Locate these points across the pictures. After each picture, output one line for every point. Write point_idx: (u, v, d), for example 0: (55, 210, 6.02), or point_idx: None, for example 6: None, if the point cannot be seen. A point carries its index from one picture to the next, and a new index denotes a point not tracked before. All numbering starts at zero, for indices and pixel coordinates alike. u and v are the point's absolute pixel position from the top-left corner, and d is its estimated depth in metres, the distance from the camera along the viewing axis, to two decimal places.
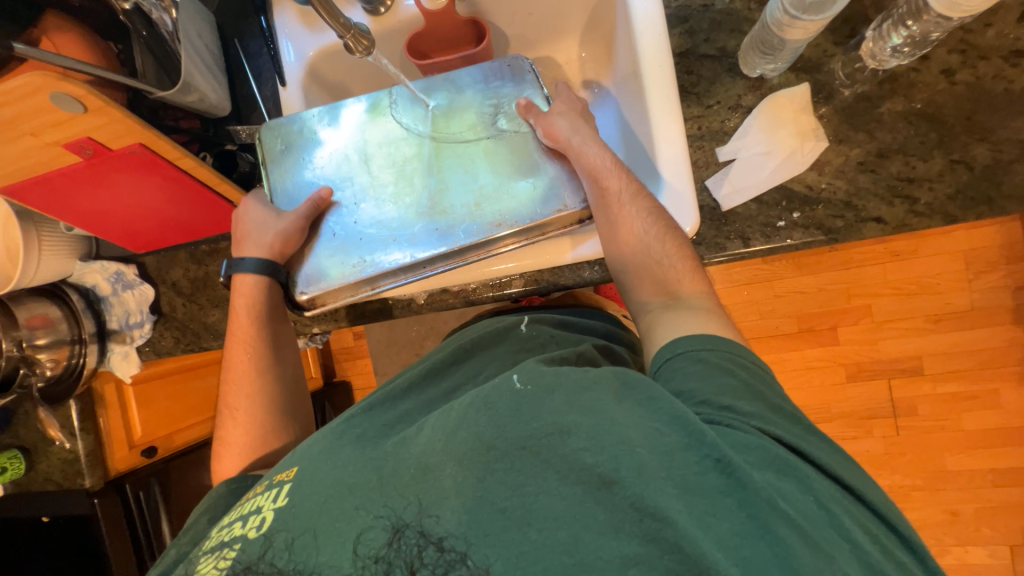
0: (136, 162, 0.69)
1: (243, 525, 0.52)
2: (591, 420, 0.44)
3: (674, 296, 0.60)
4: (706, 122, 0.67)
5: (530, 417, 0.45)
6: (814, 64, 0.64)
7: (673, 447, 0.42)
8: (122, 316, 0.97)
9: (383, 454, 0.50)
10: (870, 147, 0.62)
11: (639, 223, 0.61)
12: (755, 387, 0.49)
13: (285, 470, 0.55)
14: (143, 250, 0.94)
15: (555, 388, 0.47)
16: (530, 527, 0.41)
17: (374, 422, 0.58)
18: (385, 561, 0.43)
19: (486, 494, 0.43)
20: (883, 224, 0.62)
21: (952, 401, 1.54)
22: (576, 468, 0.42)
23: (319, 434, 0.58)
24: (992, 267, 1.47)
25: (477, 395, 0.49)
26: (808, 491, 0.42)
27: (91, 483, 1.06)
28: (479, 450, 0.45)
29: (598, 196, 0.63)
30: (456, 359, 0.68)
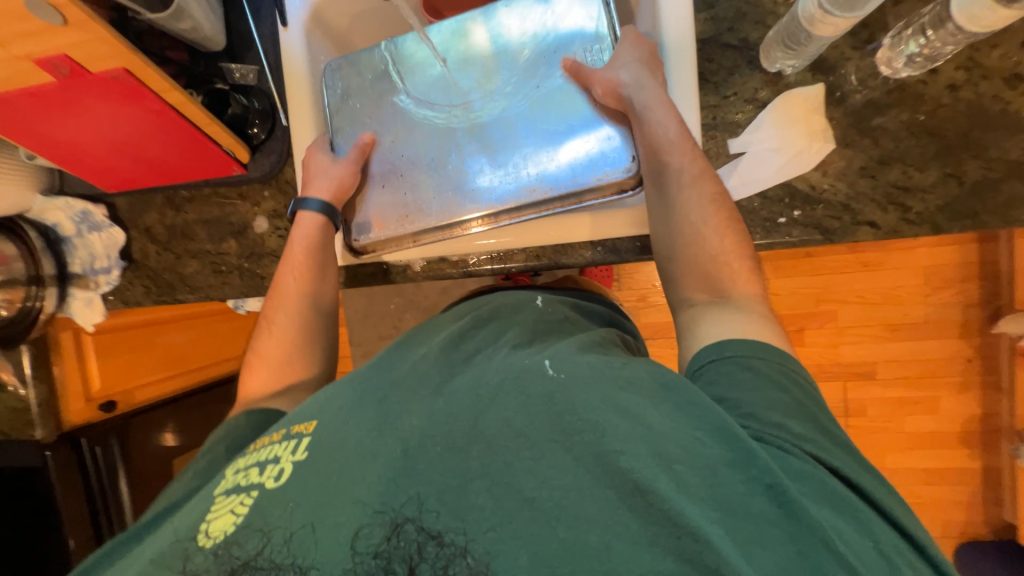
0: (115, 90, 0.63)
1: (260, 471, 0.51)
2: (629, 423, 0.45)
3: (721, 291, 0.60)
4: (722, 113, 0.68)
5: (564, 408, 0.47)
6: (829, 65, 0.65)
7: (719, 462, 0.43)
8: (87, 260, 0.90)
9: (409, 427, 0.49)
10: (873, 153, 0.64)
11: (697, 210, 0.62)
12: (804, 406, 0.49)
13: (305, 421, 0.55)
14: (115, 190, 0.87)
15: (589, 380, 0.49)
16: (559, 524, 0.41)
17: (401, 383, 0.55)
18: (384, 556, 0.42)
19: (512, 480, 0.43)
20: (876, 229, 0.65)
21: (898, 405, 1.65)
22: (611, 471, 0.43)
23: (337, 387, 0.58)
24: (948, 284, 1.56)
25: (508, 375, 0.51)
26: (867, 535, 0.42)
27: (42, 435, 1.00)
28: (509, 437, 0.45)
29: (663, 168, 0.64)
30: (475, 325, 0.65)
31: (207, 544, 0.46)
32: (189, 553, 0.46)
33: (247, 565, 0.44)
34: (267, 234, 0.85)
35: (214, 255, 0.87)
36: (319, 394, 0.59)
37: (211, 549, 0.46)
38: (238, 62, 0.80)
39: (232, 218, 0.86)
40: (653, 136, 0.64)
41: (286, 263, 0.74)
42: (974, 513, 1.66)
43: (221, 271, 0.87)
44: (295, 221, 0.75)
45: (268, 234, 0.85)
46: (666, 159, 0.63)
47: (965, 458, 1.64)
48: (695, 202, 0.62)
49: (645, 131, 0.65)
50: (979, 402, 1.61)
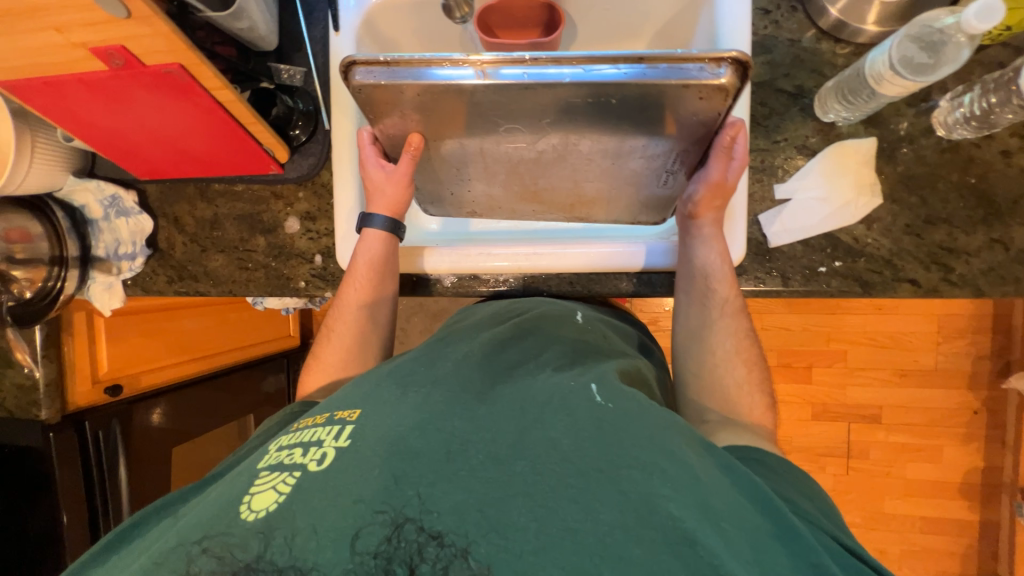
0: (169, 85, 0.63)
1: (304, 452, 0.49)
2: (676, 467, 0.43)
3: (731, 413, 0.59)
4: (770, 157, 0.68)
5: (612, 442, 0.44)
6: (883, 119, 0.64)
7: (761, 530, 0.42)
8: (111, 245, 0.89)
9: (452, 430, 0.46)
10: (920, 212, 0.64)
11: (729, 341, 0.63)
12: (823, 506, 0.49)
13: (348, 408, 0.53)
14: (146, 178, 0.86)
15: (634, 415, 0.47)
16: (603, 562, 0.38)
17: (465, 377, 0.54)
18: (384, 557, 0.39)
19: (555, 507, 0.40)
20: (917, 287, 0.64)
21: (901, 451, 1.64)
22: (657, 514, 0.40)
23: (379, 381, 0.56)
24: (960, 335, 1.56)
25: (554, 396, 0.50)
26: None
27: (47, 416, 1.00)
28: (554, 460, 0.43)
29: (700, 289, 0.65)
30: (517, 335, 0.65)
31: (245, 517, 0.43)
32: (192, 556, 0.42)
33: (251, 566, 0.40)
34: (298, 235, 0.84)
35: (241, 251, 0.87)
36: (353, 383, 0.58)
37: (251, 522, 0.42)
38: (285, 62, 0.81)
39: (264, 216, 0.86)
40: (696, 261, 0.65)
41: (345, 287, 0.74)
42: (967, 566, 1.65)
43: (247, 267, 0.86)
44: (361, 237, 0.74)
45: (298, 235, 0.84)
46: (714, 285, 0.65)
47: (963, 509, 1.63)
48: (728, 331, 0.63)
49: (690, 251, 0.66)
50: (982, 455, 1.61)
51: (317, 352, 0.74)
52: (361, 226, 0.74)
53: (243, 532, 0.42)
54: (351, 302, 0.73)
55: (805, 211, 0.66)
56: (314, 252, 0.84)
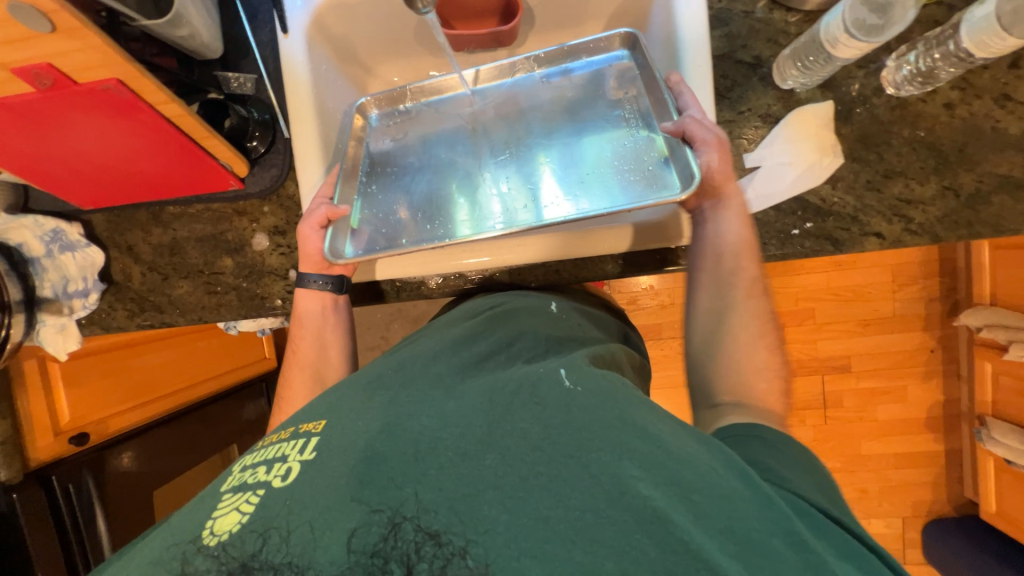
0: (107, 103, 0.58)
1: (267, 470, 0.46)
2: (645, 445, 0.42)
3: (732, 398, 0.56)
4: (736, 128, 0.70)
5: (581, 423, 0.44)
6: (837, 82, 0.67)
7: (736, 495, 0.40)
8: (59, 283, 0.82)
9: (419, 429, 0.45)
10: (878, 167, 0.68)
11: (748, 325, 0.59)
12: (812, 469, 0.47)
13: (314, 420, 0.51)
14: (90, 207, 0.80)
15: (605, 395, 0.47)
16: (574, 546, 0.37)
17: (419, 382, 0.53)
18: (382, 556, 0.38)
19: (527, 497, 0.40)
20: (882, 239, 0.68)
21: (871, 395, 1.75)
22: (627, 494, 0.39)
23: (348, 390, 0.54)
24: (912, 281, 1.68)
25: (523, 383, 0.49)
26: None
27: (8, 476, 0.90)
28: (524, 450, 0.42)
29: (722, 269, 0.62)
30: (488, 327, 0.64)
31: (209, 543, 0.41)
32: (188, 555, 0.42)
33: (248, 565, 0.40)
34: (268, 252, 0.80)
35: (207, 274, 0.82)
36: (322, 396, 0.55)
37: (213, 548, 0.41)
38: (233, 70, 0.76)
39: (228, 235, 0.81)
40: (717, 237, 0.63)
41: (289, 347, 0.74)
42: (940, 493, 1.78)
43: (215, 291, 0.82)
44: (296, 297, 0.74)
45: (268, 251, 0.80)
46: (739, 262, 0.62)
47: (931, 441, 1.76)
48: (746, 314, 0.60)
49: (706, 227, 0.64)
50: (942, 389, 1.73)
51: (273, 423, 0.71)
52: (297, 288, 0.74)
53: (212, 553, 0.41)
54: (297, 361, 0.73)
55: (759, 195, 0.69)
56: (286, 267, 0.80)
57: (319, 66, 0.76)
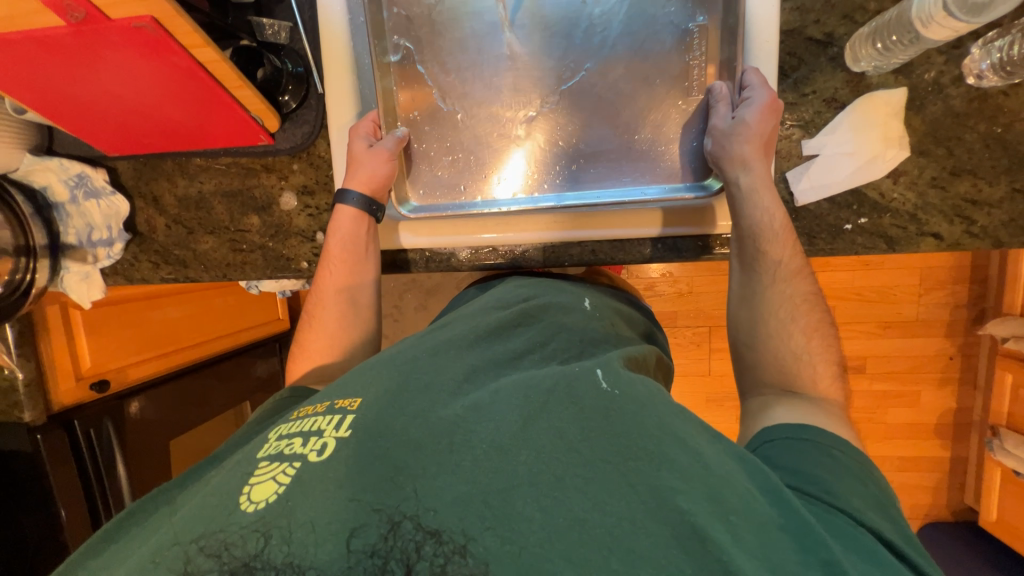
0: (140, 42, 0.55)
1: (303, 442, 0.46)
2: (685, 457, 0.41)
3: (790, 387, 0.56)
4: (797, 112, 0.65)
5: (621, 429, 0.43)
6: (914, 67, 0.62)
7: (772, 523, 0.40)
8: (84, 231, 0.81)
9: (454, 417, 0.45)
10: (947, 164, 0.63)
11: (785, 309, 0.59)
12: (874, 491, 0.45)
13: (349, 396, 0.49)
14: (115, 154, 0.77)
15: (644, 400, 0.46)
16: (611, 554, 0.36)
17: (452, 370, 0.52)
18: (381, 556, 0.37)
19: (562, 497, 0.39)
20: (939, 240, 0.65)
21: (883, 397, 1.74)
22: (665, 508, 0.38)
23: (380, 366, 0.53)
24: (941, 286, 1.63)
25: (559, 381, 0.48)
26: None
27: (32, 416, 0.94)
28: (560, 450, 0.41)
29: (749, 253, 0.62)
30: (521, 321, 0.63)
31: (246, 509, 0.41)
32: (191, 555, 0.39)
33: (248, 566, 0.38)
34: (295, 212, 0.79)
35: (233, 232, 0.80)
36: (357, 369, 0.54)
37: (249, 515, 0.40)
38: (266, 16, 0.72)
39: (255, 192, 0.79)
40: (744, 221, 0.61)
41: (323, 267, 0.71)
42: (939, 498, 1.79)
43: (240, 249, 0.80)
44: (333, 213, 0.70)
45: (296, 212, 0.78)
46: (764, 248, 0.61)
47: (937, 447, 1.76)
48: (784, 298, 0.59)
49: (739, 210, 0.62)
50: (956, 397, 1.72)
51: (301, 340, 0.71)
52: (335, 204, 0.70)
53: (239, 525, 0.40)
54: (331, 284, 0.70)
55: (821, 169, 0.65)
56: (314, 229, 0.78)
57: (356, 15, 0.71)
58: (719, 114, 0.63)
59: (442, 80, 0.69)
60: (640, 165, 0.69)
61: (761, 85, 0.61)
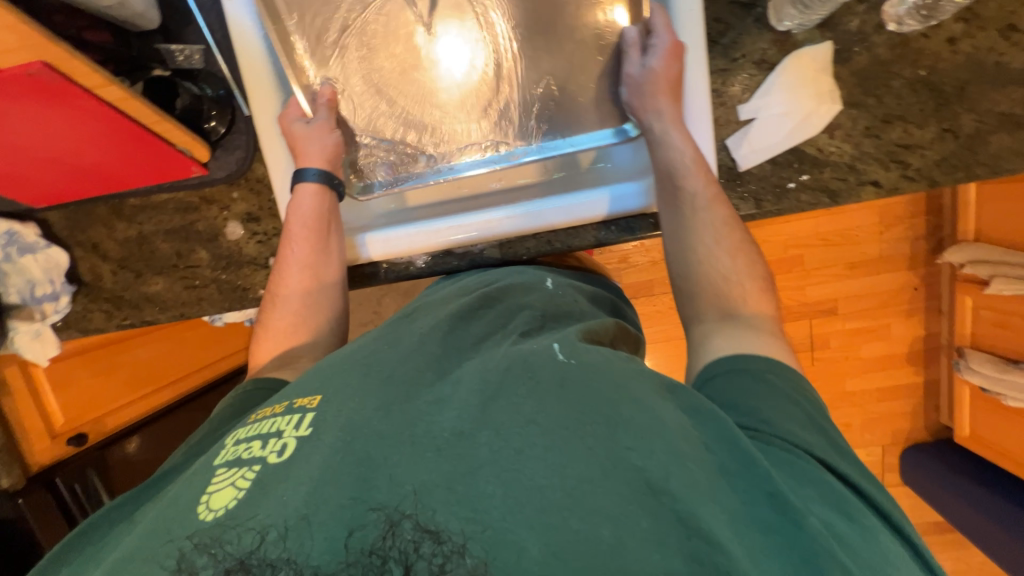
0: (39, 90, 0.51)
1: (261, 446, 0.46)
2: (642, 415, 0.42)
3: (734, 311, 0.56)
4: (728, 78, 0.66)
5: (577, 393, 0.43)
6: (836, 20, 0.63)
7: (716, 463, 0.41)
8: (24, 288, 0.77)
9: (413, 413, 0.44)
10: (878, 112, 0.65)
11: (708, 234, 0.59)
12: (814, 417, 0.47)
13: (307, 395, 0.49)
14: (42, 205, 0.74)
15: (599, 366, 0.47)
16: (570, 514, 0.36)
17: (409, 366, 0.50)
18: (380, 555, 0.36)
19: (522, 468, 0.38)
20: (879, 187, 0.66)
21: (856, 334, 1.81)
22: (621, 466, 0.39)
23: (340, 363, 0.53)
24: (899, 221, 1.68)
25: (515, 361, 0.48)
26: (874, 545, 0.39)
27: (10, 483, 0.92)
28: (519, 424, 0.41)
29: (674, 185, 0.62)
30: (482, 303, 0.63)
31: (204, 517, 0.41)
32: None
33: (245, 562, 0.37)
34: (244, 240, 0.77)
35: (183, 269, 0.78)
36: (315, 369, 0.54)
37: (208, 522, 0.40)
38: (177, 42, 0.68)
39: (199, 226, 0.76)
40: (662, 158, 0.64)
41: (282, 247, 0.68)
42: (917, 421, 1.88)
43: (194, 286, 0.78)
44: (294, 194, 0.68)
45: (245, 240, 0.76)
46: (681, 181, 0.62)
47: (911, 374, 1.84)
48: (710, 226, 0.60)
49: (654, 152, 0.65)
50: (923, 324, 1.79)
51: (262, 318, 0.68)
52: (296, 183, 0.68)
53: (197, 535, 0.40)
54: (296, 262, 0.68)
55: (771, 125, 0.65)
56: (266, 255, 0.76)
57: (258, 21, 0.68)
58: (632, 62, 0.66)
59: (376, 76, 0.74)
60: (569, 116, 0.72)
61: (665, 29, 0.63)
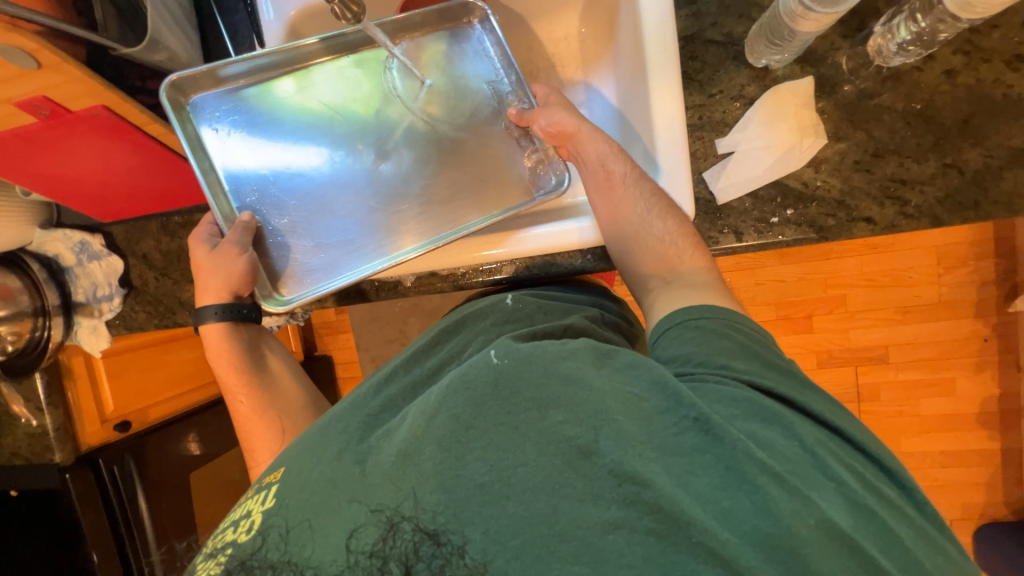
0: (98, 128, 0.64)
1: (234, 529, 0.49)
2: (570, 388, 0.45)
3: (672, 272, 0.58)
4: (707, 112, 0.66)
5: (508, 392, 0.46)
6: (818, 56, 0.63)
7: (650, 409, 0.44)
8: (90, 289, 0.92)
9: (369, 448, 0.49)
10: (868, 145, 0.62)
11: (640, 205, 0.61)
12: (747, 342, 0.49)
13: (274, 470, 0.53)
14: (110, 218, 0.89)
15: (529, 357, 0.48)
16: (508, 500, 0.41)
17: (357, 415, 0.55)
18: (381, 556, 0.41)
19: (463, 472, 0.42)
20: (872, 225, 0.62)
21: (912, 387, 1.61)
22: (556, 440, 0.42)
23: (303, 433, 0.56)
24: (963, 263, 1.51)
25: (454, 374, 0.50)
26: (793, 437, 0.43)
27: (61, 458, 1.03)
28: (460, 430, 0.44)
29: (611, 177, 0.63)
30: (440, 340, 0.67)
31: None
32: None
33: (253, 562, 0.45)
34: None
35: None
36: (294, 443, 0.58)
37: None
38: None
39: None
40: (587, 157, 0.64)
41: (234, 401, 0.72)
42: (993, 494, 1.62)
43: None
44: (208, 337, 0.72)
45: None
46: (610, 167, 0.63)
47: (984, 439, 1.60)
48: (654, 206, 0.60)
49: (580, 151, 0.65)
50: (997, 381, 1.57)
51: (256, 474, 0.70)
52: (200, 325, 0.71)
53: None
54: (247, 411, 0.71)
55: (745, 161, 0.64)
56: None
57: (260, 63, 0.70)
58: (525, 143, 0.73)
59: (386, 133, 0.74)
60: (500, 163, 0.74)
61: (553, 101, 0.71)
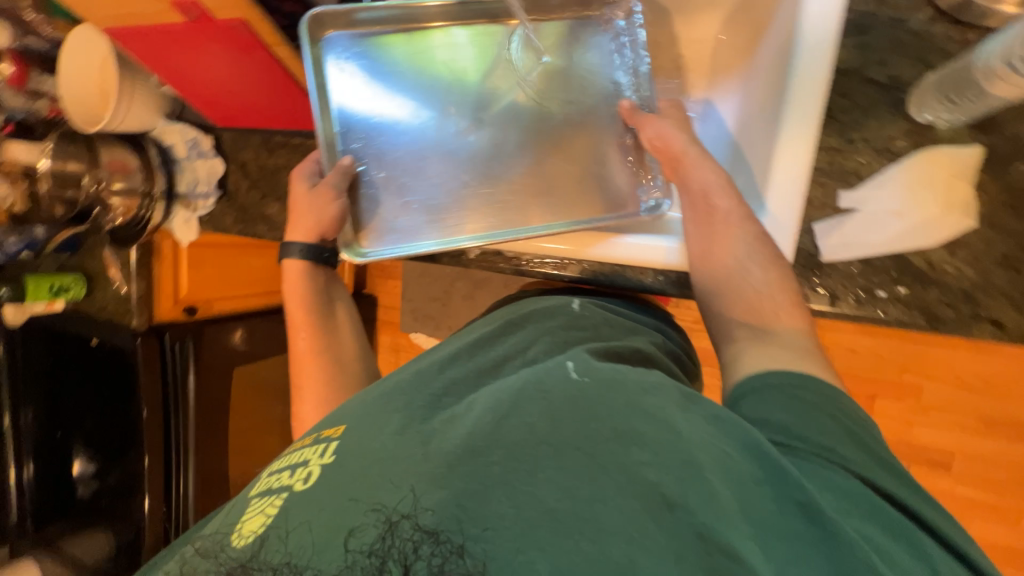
0: (235, 40, 0.67)
1: (290, 474, 0.52)
2: (658, 431, 0.42)
3: (765, 327, 0.53)
4: (841, 159, 0.59)
5: (588, 416, 0.44)
6: (995, 125, 0.55)
7: (747, 480, 0.40)
8: (191, 183, 0.99)
9: (431, 429, 0.49)
10: (1023, 240, 0.54)
11: (745, 244, 0.57)
12: (858, 431, 0.44)
13: (335, 426, 0.55)
14: (222, 123, 0.96)
15: (611, 384, 0.47)
16: (583, 535, 0.38)
17: (421, 393, 0.56)
18: (379, 556, 0.40)
19: (534, 489, 0.41)
20: (999, 329, 0.54)
21: (969, 506, 1.44)
22: (638, 484, 0.40)
23: (363, 397, 0.58)
24: None
25: (529, 379, 0.50)
26: (919, 557, 0.37)
27: (137, 323, 1.15)
28: (535, 443, 0.43)
29: (718, 209, 0.59)
30: (501, 332, 0.67)
31: (238, 543, 0.46)
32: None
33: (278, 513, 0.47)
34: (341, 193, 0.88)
35: None
36: (353, 399, 0.59)
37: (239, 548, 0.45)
38: None
39: None
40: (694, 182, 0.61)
41: (296, 338, 0.77)
42: None
43: None
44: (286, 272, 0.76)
45: None
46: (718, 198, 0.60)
47: None
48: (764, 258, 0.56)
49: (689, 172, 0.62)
50: None
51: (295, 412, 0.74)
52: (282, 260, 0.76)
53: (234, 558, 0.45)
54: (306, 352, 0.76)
55: (867, 224, 0.58)
56: None
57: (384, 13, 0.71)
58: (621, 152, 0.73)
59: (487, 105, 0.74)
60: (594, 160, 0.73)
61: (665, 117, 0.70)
